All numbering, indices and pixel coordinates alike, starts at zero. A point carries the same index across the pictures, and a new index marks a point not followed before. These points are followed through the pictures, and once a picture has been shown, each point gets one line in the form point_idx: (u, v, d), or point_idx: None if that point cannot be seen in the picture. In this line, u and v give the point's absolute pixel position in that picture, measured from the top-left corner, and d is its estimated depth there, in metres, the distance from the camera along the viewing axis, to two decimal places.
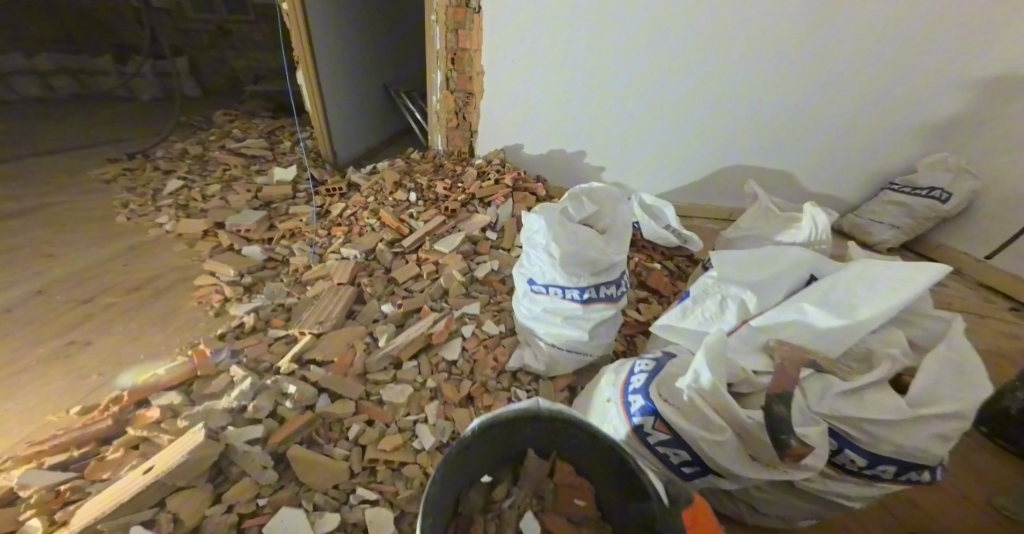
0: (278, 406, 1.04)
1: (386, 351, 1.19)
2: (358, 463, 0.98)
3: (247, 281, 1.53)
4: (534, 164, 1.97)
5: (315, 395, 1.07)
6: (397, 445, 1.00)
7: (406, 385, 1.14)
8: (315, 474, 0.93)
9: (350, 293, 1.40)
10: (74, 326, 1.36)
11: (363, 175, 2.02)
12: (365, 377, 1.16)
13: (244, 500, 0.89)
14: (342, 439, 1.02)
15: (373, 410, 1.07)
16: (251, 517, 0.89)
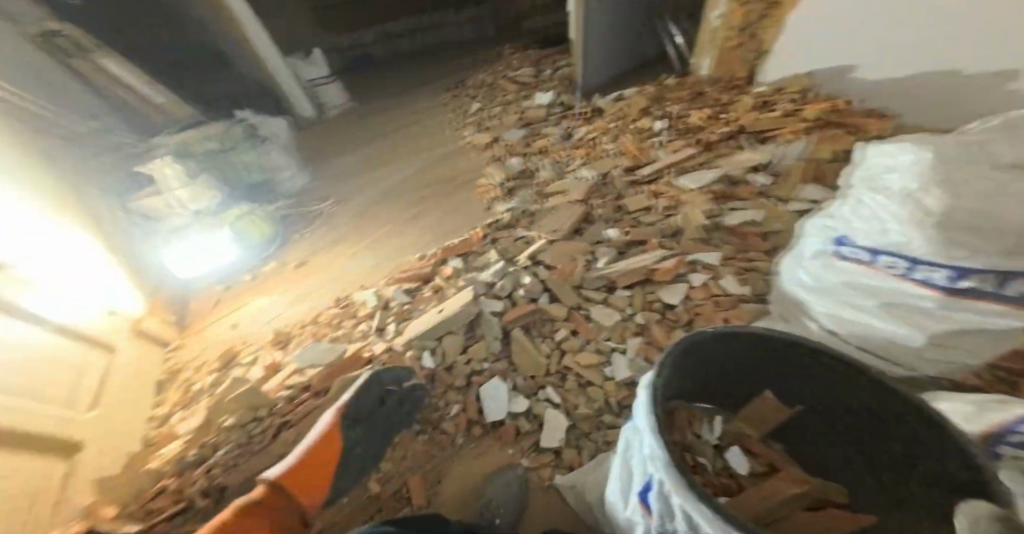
0: (517, 290, 1.64)
1: (604, 275, 1.57)
2: (555, 367, 1.49)
3: (540, 187, 2.13)
4: (848, 88, 1.77)
5: (541, 292, 1.61)
6: (591, 362, 1.46)
7: (615, 308, 1.51)
8: (534, 362, 1.50)
9: (581, 212, 1.81)
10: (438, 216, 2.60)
11: (610, 101, 2.40)
12: (590, 291, 1.58)
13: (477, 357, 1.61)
14: (548, 339, 1.54)
15: (581, 322, 1.53)
16: (478, 373, 1.56)
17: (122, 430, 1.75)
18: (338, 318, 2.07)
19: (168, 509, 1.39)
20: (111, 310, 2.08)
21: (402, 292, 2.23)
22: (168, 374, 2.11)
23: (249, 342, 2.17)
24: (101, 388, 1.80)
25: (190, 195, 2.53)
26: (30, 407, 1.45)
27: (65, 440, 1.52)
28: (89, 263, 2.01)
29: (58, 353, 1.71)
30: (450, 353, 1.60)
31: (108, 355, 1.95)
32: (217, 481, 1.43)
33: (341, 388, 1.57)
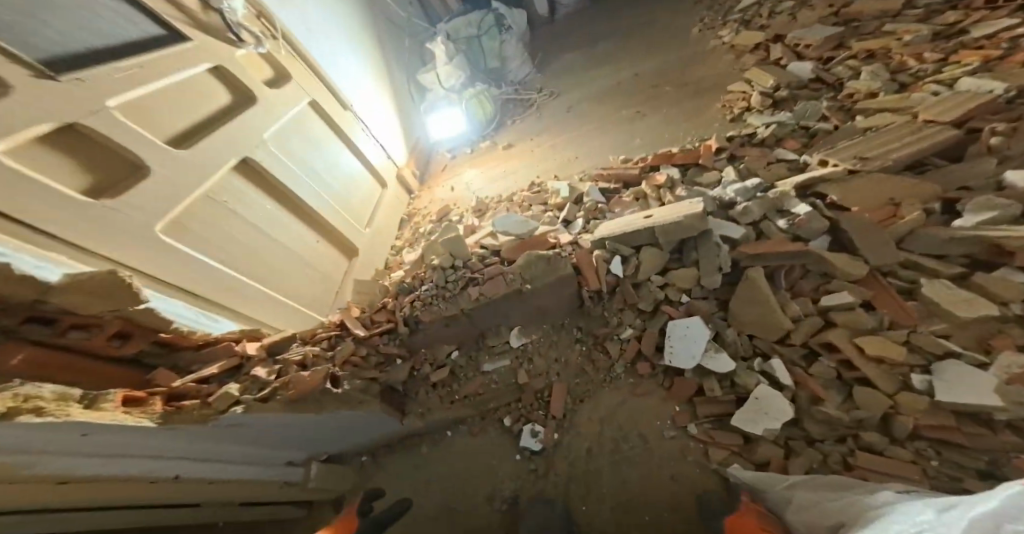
0: (769, 219, 1.38)
1: (986, 237, 1.19)
2: (800, 335, 1.21)
3: (847, 104, 1.82)
4: None
5: (820, 234, 1.31)
6: (889, 358, 1.12)
7: (991, 293, 1.13)
8: (770, 320, 1.22)
9: (957, 140, 1.47)
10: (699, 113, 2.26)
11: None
12: (939, 252, 1.26)
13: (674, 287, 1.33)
14: (803, 302, 1.24)
15: (889, 293, 1.22)
16: (670, 304, 1.34)
17: (379, 249, 2.08)
18: (527, 203, 2.10)
19: (383, 325, 1.32)
20: (390, 158, 2.47)
21: (597, 191, 1.91)
22: (408, 214, 2.43)
23: (459, 205, 2.34)
24: (375, 213, 2.16)
25: (447, 74, 2.89)
26: (335, 219, 1.81)
27: (347, 246, 1.87)
28: (383, 113, 2.54)
29: (356, 179, 2.09)
30: (644, 269, 1.35)
31: (383, 190, 2.31)
32: (414, 315, 1.30)
33: (529, 270, 1.31)
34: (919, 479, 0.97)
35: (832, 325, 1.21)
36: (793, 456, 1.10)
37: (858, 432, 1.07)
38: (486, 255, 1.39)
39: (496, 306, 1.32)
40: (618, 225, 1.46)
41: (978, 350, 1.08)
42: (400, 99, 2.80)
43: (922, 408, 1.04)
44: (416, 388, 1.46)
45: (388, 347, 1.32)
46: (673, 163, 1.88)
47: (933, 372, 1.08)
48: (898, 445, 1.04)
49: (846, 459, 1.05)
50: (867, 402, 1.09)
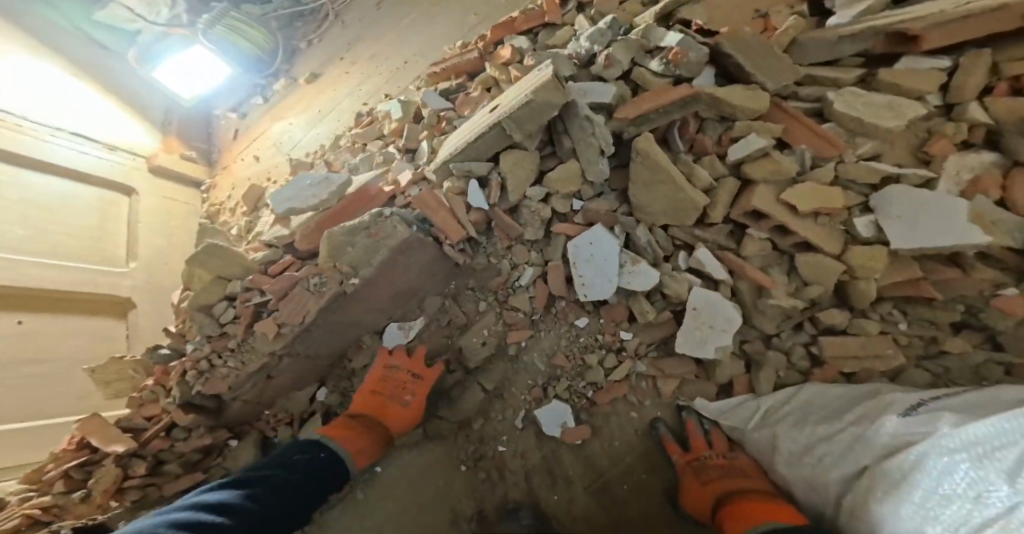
0: (634, 68, 0.97)
1: (881, 26, 0.87)
2: (720, 214, 0.89)
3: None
4: None
5: (704, 65, 0.93)
6: (828, 209, 0.84)
7: (910, 90, 0.86)
8: (681, 200, 0.88)
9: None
10: None
11: None
12: (834, 58, 0.94)
13: (561, 195, 0.95)
14: (711, 164, 0.89)
15: (801, 121, 0.88)
16: (564, 218, 0.97)
17: (168, 287, 1.52)
18: (361, 143, 1.57)
19: (160, 420, 0.95)
20: (118, 150, 1.63)
21: (436, 95, 1.41)
22: (208, 216, 1.82)
23: (275, 178, 1.77)
24: (136, 235, 1.52)
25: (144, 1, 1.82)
26: (47, 278, 1.15)
27: (113, 300, 1.33)
28: (32, 71, 1.47)
29: (46, 200, 1.32)
30: (514, 184, 0.93)
31: (131, 199, 1.59)
32: (197, 391, 0.90)
33: (341, 258, 0.86)
34: (894, 354, 0.84)
35: (752, 185, 0.87)
36: (758, 371, 0.91)
37: (816, 315, 0.88)
38: (271, 257, 0.92)
39: (319, 326, 0.90)
40: (462, 135, 1.01)
41: (916, 163, 0.85)
42: (86, 50, 1.74)
43: (881, 264, 0.82)
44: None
45: (192, 441, 0.94)
46: (518, 31, 1.45)
47: (876, 210, 0.84)
48: (860, 318, 0.87)
49: (812, 349, 0.90)
50: (817, 274, 0.85)
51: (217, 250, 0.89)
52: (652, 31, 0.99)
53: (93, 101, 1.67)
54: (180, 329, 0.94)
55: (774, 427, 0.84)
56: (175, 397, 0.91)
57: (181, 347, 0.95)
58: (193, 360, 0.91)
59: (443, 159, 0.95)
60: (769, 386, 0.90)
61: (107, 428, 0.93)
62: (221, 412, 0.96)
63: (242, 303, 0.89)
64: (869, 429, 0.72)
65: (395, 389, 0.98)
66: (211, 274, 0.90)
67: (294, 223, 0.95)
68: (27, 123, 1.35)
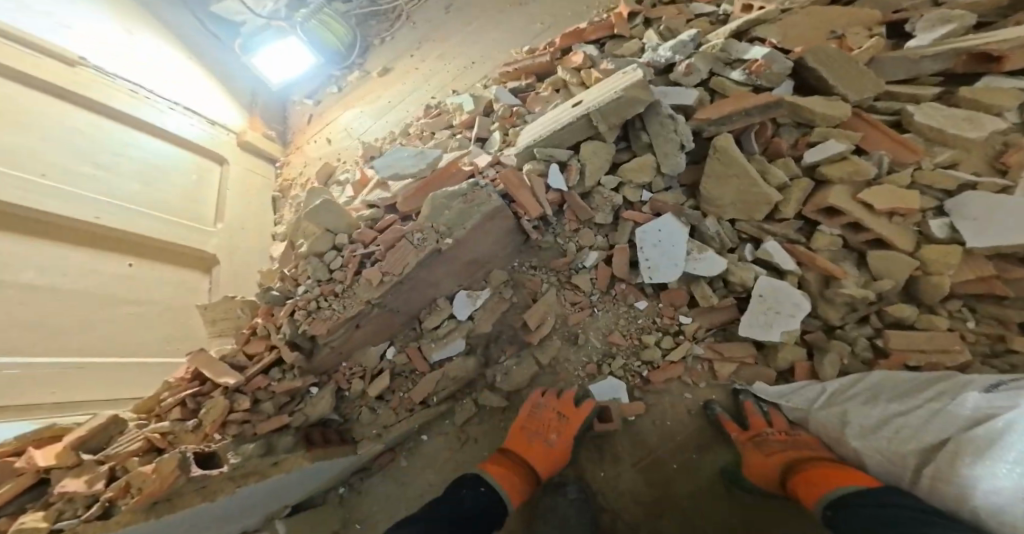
0: (713, 77, 1.05)
1: (964, 47, 0.95)
2: (794, 208, 0.93)
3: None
4: None
5: (785, 77, 1.00)
6: (902, 209, 0.87)
7: (988, 106, 0.91)
8: (752, 195, 0.93)
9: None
10: None
11: None
12: (911, 76, 1.01)
13: (631, 185, 1.01)
14: (785, 162, 0.94)
15: (882, 131, 0.94)
16: (631, 208, 1.03)
17: (248, 248, 1.62)
18: (428, 132, 1.67)
19: (261, 358, 0.98)
20: (215, 124, 1.79)
21: (509, 93, 1.52)
22: (280, 189, 1.95)
23: (344, 159, 1.89)
24: (224, 200, 1.63)
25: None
26: (157, 228, 1.28)
27: (199, 255, 1.41)
28: (152, 56, 1.68)
29: (158, 162, 1.45)
30: (593, 170, 1.00)
31: (221, 168, 1.73)
32: (303, 331, 0.95)
33: (439, 218, 0.94)
34: (960, 350, 0.86)
35: (827, 185, 0.92)
36: (822, 356, 0.94)
37: (884, 308, 0.92)
38: (376, 215, 1.00)
39: (410, 282, 0.97)
40: (541, 128, 1.11)
41: (991, 172, 0.87)
42: (197, 41, 2.01)
43: (954, 259, 0.83)
44: (353, 408, 1.08)
45: (285, 384, 0.96)
46: (585, 41, 1.56)
47: (952, 212, 0.86)
48: (929, 313, 0.90)
49: (875, 342, 0.92)
50: (888, 267, 0.88)
51: (331, 207, 0.99)
52: (733, 45, 1.07)
53: (196, 83, 1.85)
54: (292, 272, 1.01)
55: (844, 405, 0.87)
56: (283, 334, 0.96)
57: (289, 290, 1.01)
58: (303, 301, 0.96)
59: (528, 144, 1.04)
60: (834, 372, 0.92)
61: (214, 362, 0.97)
62: (314, 356, 0.99)
63: (348, 252, 0.96)
64: (950, 405, 0.75)
65: (542, 429, 0.97)
66: (321, 227, 0.98)
67: (396, 187, 1.04)
68: (150, 96, 1.54)
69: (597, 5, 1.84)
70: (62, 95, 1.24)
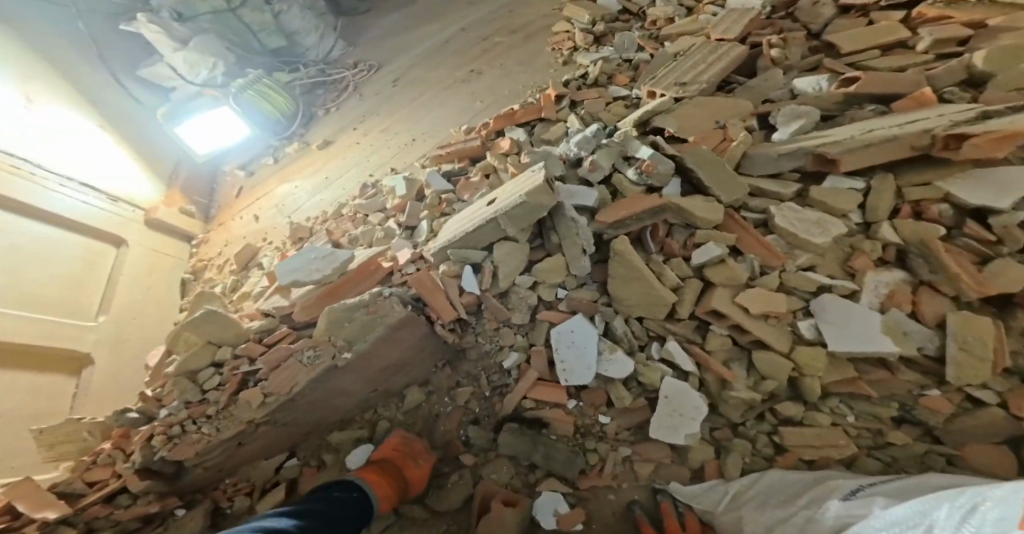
0: (613, 174, 1.11)
1: (809, 146, 1.02)
2: (688, 307, 0.97)
3: (653, 31, 1.81)
4: None
5: (671, 177, 1.06)
6: (774, 311, 0.92)
7: (835, 207, 0.97)
8: (652, 298, 0.96)
9: (748, 54, 1.43)
10: (530, 68, 2.07)
11: None
12: (775, 171, 1.08)
13: (546, 285, 1.03)
14: (681, 263, 0.99)
15: (750, 233, 1.01)
16: (548, 308, 1.05)
17: (139, 339, 1.54)
18: (363, 214, 1.66)
19: (105, 486, 0.95)
20: (116, 200, 1.73)
21: (439, 176, 1.56)
22: (193, 269, 1.89)
23: (271, 239, 1.84)
24: (112, 288, 1.55)
25: (187, 63, 2.13)
26: (15, 328, 1.17)
27: (75, 356, 1.32)
28: (56, 126, 1.62)
29: (35, 246, 1.37)
30: (506, 272, 1.01)
31: (118, 250, 1.67)
32: (161, 456, 0.92)
33: (337, 333, 0.94)
34: (847, 444, 0.87)
35: (712, 287, 0.97)
36: (726, 455, 0.94)
37: (775, 406, 0.92)
38: (268, 326, 1.02)
39: (301, 400, 0.96)
40: (460, 223, 1.10)
41: (843, 275, 0.94)
42: (118, 105, 1.99)
43: (822, 364, 0.87)
44: (235, 526, 1.02)
45: (134, 509, 0.94)
46: (517, 123, 1.66)
47: (816, 315, 0.92)
48: (813, 410, 0.91)
49: (774, 438, 0.92)
50: (768, 368, 0.91)
51: (217, 317, 0.99)
52: (630, 142, 1.14)
53: (99, 151, 1.79)
54: (156, 393, 1.00)
55: (739, 508, 0.85)
56: (136, 461, 0.93)
57: (150, 410, 1.00)
58: (164, 426, 0.95)
59: (443, 246, 1.04)
60: (737, 472, 0.92)
61: (40, 493, 0.92)
62: (177, 479, 0.98)
63: (230, 369, 0.97)
64: (817, 515, 0.76)
65: (410, 457, 1.01)
66: (203, 339, 0.99)
67: (295, 295, 1.04)
68: (40, 172, 1.48)
69: (528, 86, 1.95)
70: None
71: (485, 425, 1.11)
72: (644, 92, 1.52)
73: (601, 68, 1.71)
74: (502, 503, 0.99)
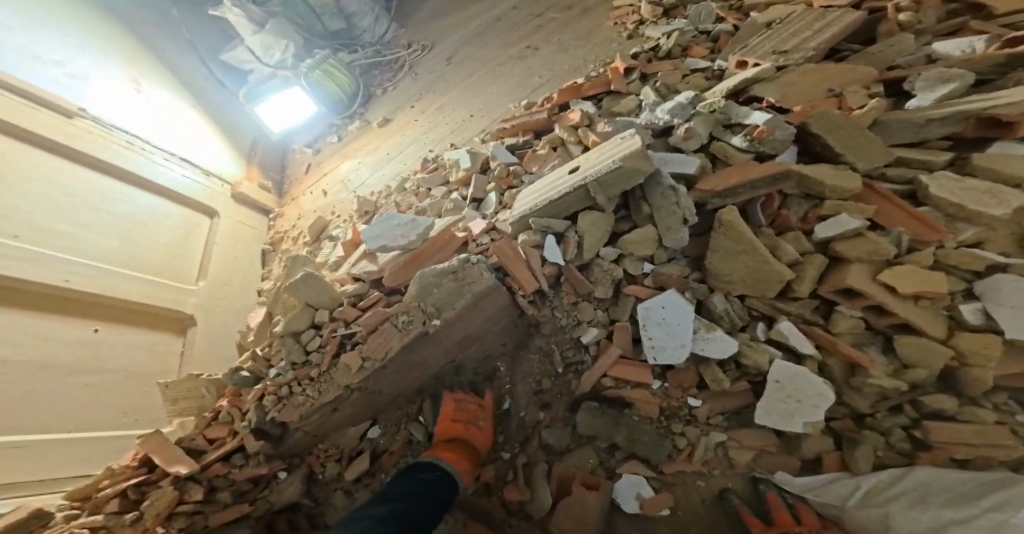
0: (713, 142, 1.02)
1: (973, 109, 0.88)
2: (808, 287, 0.88)
3: (734, 1, 1.66)
4: None
5: (788, 143, 0.96)
6: (930, 293, 0.81)
7: (1010, 176, 0.83)
8: (763, 272, 0.88)
9: (862, 20, 1.26)
10: (594, 39, 1.97)
11: None
12: (917, 140, 0.96)
13: (632, 257, 0.97)
14: (800, 237, 0.90)
15: (897, 204, 0.89)
16: (634, 282, 0.98)
17: (229, 305, 1.61)
18: (424, 188, 1.65)
19: (223, 444, 1.02)
20: (208, 175, 1.83)
21: (504, 149, 1.51)
22: (271, 242, 1.96)
23: (339, 213, 1.88)
24: (210, 256, 1.65)
25: (263, 45, 2.21)
26: (131, 289, 1.26)
27: (177, 317, 1.40)
28: (155, 108, 1.76)
29: (148, 217, 1.49)
30: (591, 241, 0.95)
31: (212, 221, 1.76)
32: (272, 418, 0.97)
33: (428, 299, 0.92)
34: (1016, 445, 0.75)
35: (843, 263, 0.87)
36: (853, 448, 0.84)
37: (918, 398, 0.82)
38: (360, 291, 1.01)
39: (393, 366, 0.96)
40: (537, 193, 1.07)
41: (1022, 253, 0.80)
42: (202, 88, 2.11)
43: (997, 352, 0.76)
44: (326, 491, 1.09)
45: (247, 470, 1.01)
46: (583, 96, 1.58)
47: (982, 296, 0.80)
48: (970, 405, 0.80)
49: (912, 433, 0.82)
50: (920, 355, 0.81)
51: (314, 282, 0.98)
52: (733, 108, 1.04)
53: (195, 131, 1.92)
54: (266, 353, 1.02)
55: (886, 507, 0.77)
56: (250, 421, 0.98)
57: (261, 371, 1.02)
58: (274, 385, 0.98)
59: (524, 214, 0.99)
60: (869, 466, 0.82)
61: (169, 448, 1.00)
62: (280, 443, 1.01)
63: (328, 331, 0.97)
64: (1012, 520, 0.66)
65: (472, 416, 1.02)
66: (301, 301, 0.98)
67: (382, 261, 1.05)
68: (150, 149, 1.61)
69: (593, 59, 1.87)
70: (53, 147, 1.28)
71: (561, 403, 1.06)
72: (730, 63, 1.40)
73: (676, 39, 1.59)
74: (582, 485, 0.95)
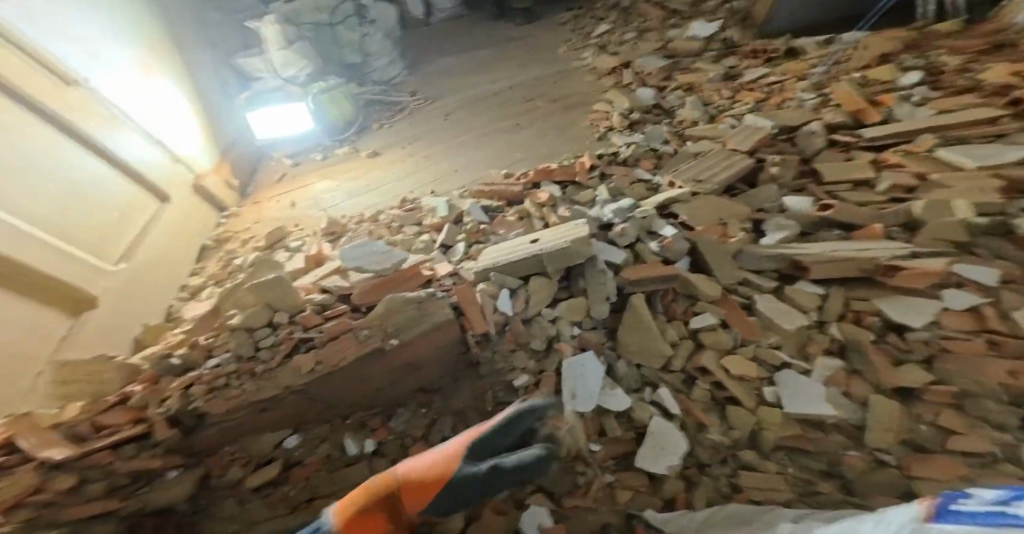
0: (638, 243, 1.30)
1: (788, 254, 1.25)
2: (681, 363, 1.15)
3: (679, 128, 2.07)
4: None
5: (684, 255, 1.28)
6: (748, 376, 1.11)
7: (799, 304, 1.18)
8: (655, 348, 1.14)
9: (750, 166, 1.64)
10: (566, 132, 2.32)
11: (813, 42, 2.20)
12: (758, 269, 1.28)
13: (564, 321, 1.20)
14: (679, 322, 1.20)
15: (736, 310, 1.19)
16: (561, 340, 1.19)
17: (144, 301, 1.54)
18: (397, 224, 1.82)
19: (118, 431, 1.00)
20: (178, 160, 1.96)
21: (479, 209, 1.75)
22: (215, 239, 1.99)
23: (303, 227, 1.99)
24: (144, 238, 1.66)
25: (283, 60, 2.45)
26: (44, 259, 1.24)
27: (83, 296, 1.34)
28: (131, 84, 1.81)
29: (94, 188, 1.52)
30: (534, 302, 1.18)
31: (161, 205, 1.81)
32: (195, 406, 1.02)
33: (390, 320, 1.08)
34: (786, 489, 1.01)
35: (704, 349, 1.16)
36: (693, 489, 1.07)
37: (735, 452, 1.07)
38: (327, 302, 1.14)
39: (343, 374, 1.08)
40: (499, 253, 1.28)
41: (800, 357, 1.14)
42: (204, 82, 2.32)
43: (779, 420, 1.05)
44: (212, 498, 1.10)
45: (135, 462, 0.99)
46: (552, 179, 1.87)
47: (778, 383, 1.10)
48: (763, 458, 1.06)
49: (731, 479, 1.06)
50: (737, 419, 1.08)
51: (283, 284, 1.11)
52: (655, 220, 1.36)
53: (178, 119, 2.05)
54: (208, 342, 1.10)
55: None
56: (169, 408, 1.02)
57: (196, 360, 1.09)
58: (210, 376, 1.05)
59: (486, 267, 1.21)
60: (703, 504, 1.05)
61: (46, 432, 0.98)
62: (188, 437, 1.06)
63: (286, 332, 1.09)
64: None
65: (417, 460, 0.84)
66: (263, 301, 1.11)
67: (354, 278, 1.20)
68: (129, 126, 1.73)
69: (565, 149, 2.20)
70: (34, 108, 1.37)
71: None
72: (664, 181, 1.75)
73: (633, 151, 1.96)
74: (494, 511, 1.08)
